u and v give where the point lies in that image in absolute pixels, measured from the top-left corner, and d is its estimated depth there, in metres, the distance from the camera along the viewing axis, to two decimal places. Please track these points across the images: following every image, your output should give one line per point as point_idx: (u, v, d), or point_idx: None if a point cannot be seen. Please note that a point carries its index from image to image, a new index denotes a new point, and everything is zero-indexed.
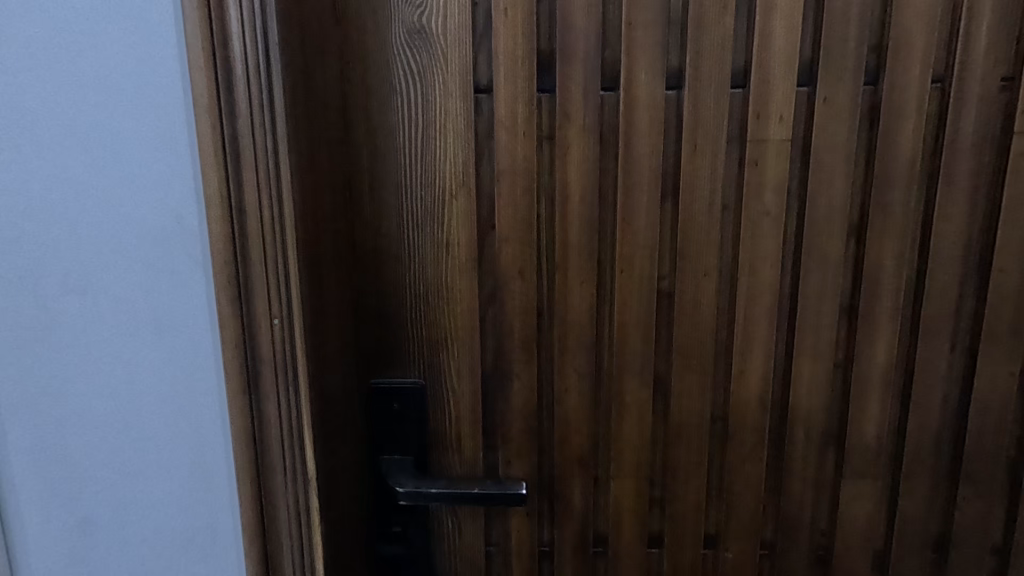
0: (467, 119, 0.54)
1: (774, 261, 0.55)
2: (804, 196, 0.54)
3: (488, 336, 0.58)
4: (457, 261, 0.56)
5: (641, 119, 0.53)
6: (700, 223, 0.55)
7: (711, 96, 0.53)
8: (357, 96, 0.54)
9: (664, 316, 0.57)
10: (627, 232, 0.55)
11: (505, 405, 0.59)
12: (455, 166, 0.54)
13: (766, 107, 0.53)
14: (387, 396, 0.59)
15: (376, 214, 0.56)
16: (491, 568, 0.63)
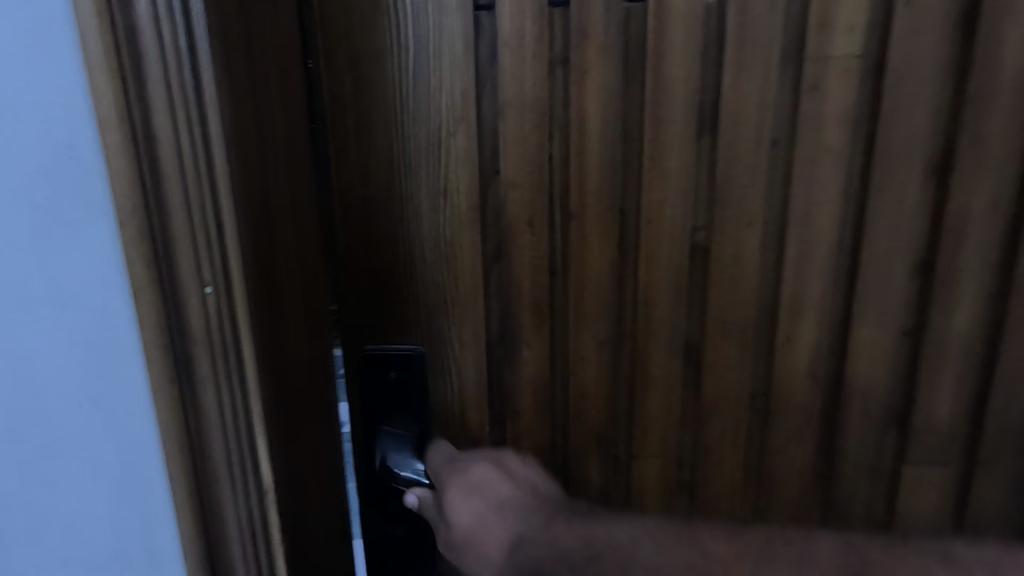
0: (466, 39, 0.45)
1: (833, 208, 0.46)
2: (875, 127, 0.45)
3: (493, 298, 0.51)
4: (458, 211, 0.49)
5: (675, 34, 0.44)
6: (744, 162, 0.46)
7: (763, 3, 0.43)
8: (335, 15, 0.46)
9: (698, 275, 0.49)
10: (656, 174, 0.47)
11: (515, 376, 0.53)
12: (453, 98, 0.46)
13: (831, 16, 0.43)
14: (382, 362, 0.53)
15: (359, 157, 0.48)
16: None
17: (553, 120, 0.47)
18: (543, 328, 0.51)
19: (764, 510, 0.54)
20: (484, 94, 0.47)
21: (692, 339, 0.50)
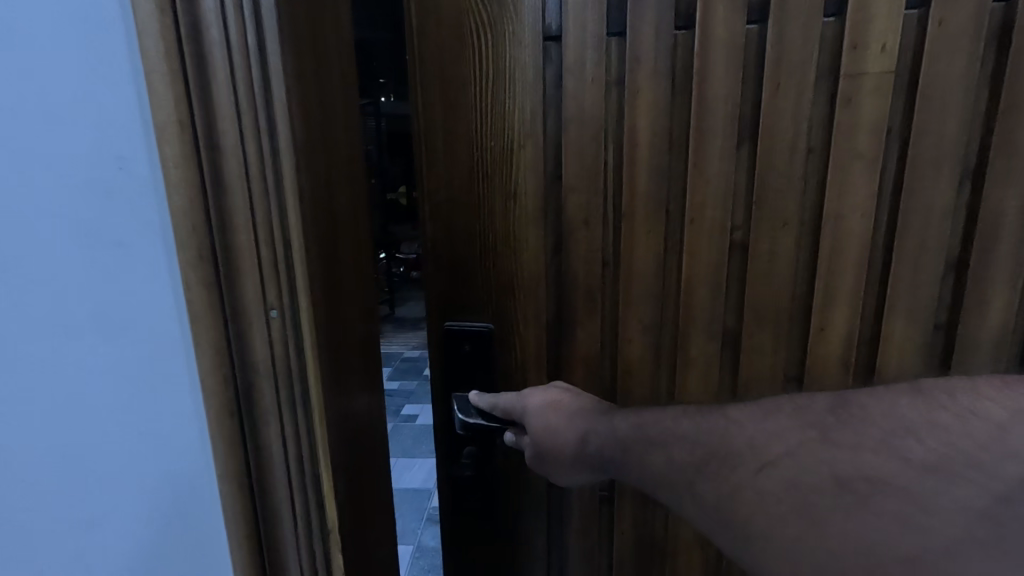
0: (536, 67, 0.54)
1: (865, 210, 0.51)
2: (908, 135, 0.49)
3: (553, 285, 0.60)
4: (525, 211, 0.58)
5: (717, 57, 0.50)
6: (780, 167, 0.52)
7: (799, 28, 0.48)
8: (430, 49, 0.56)
9: (736, 268, 0.55)
10: (699, 178, 0.54)
11: (569, 352, 0.61)
12: (523, 116, 0.56)
13: (865, 36, 0.47)
14: (458, 337, 0.63)
15: (447, 166, 0.59)
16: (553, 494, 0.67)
17: (608, 133, 0.55)
18: (595, 313, 0.59)
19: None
20: (550, 113, 0.55)
21: (730, 325, 0.57)
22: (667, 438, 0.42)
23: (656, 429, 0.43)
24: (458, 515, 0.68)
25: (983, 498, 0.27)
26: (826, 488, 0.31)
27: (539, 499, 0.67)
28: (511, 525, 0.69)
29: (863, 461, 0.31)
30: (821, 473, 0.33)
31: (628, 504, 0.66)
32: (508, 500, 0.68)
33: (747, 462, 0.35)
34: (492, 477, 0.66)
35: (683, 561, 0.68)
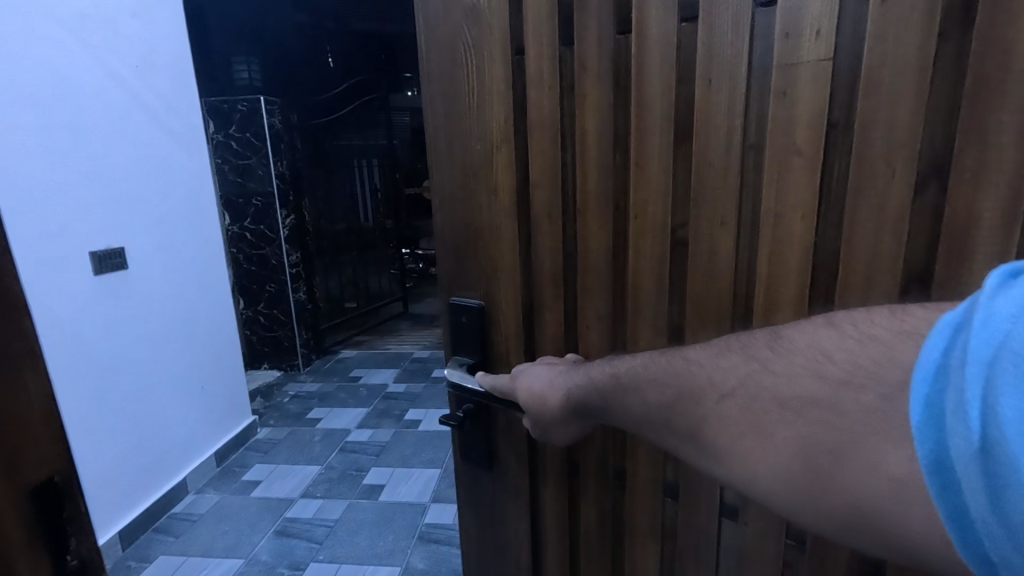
0: (507, 80, 0.62)
1: (805, 211, 0.49)
2: (850, 129, 0.47)
3: (527, 271, 0.68)
4: (503, 204, 0.66)
5: (652, 59, 0.53)
6: (716, 164, 0.52)
7: (728, 21, 0.48)
8: (431, 66, 0.66)
9: (679, 263, 0.58)
10: (641, 177, 0.57)
11: (540, 331, 0.69)
12: (501, 122, 0.63)
13: (798, 23, 0.46)
14: (457, 311, 0.73)
15: (450, 162, 0.68)
16: (534, 461, 0.82)
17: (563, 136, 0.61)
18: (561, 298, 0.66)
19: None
20: (520, 119, 0.63)
21: (679, 318, 0.59)
22: (641, 382, 0.54)
23: (629, 377, 0.55)
24: (462, 455, 0.86)
25: (875, 396, 0.36)
26: (773, 408, 0.42)
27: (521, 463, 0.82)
28: (497, 476, 0.85)
29: (796, 385, 0.42)
30: (762, 390, 0.44)
31: (594, 485, 0.78)
32: (500, 454, 0.84)
33: (707, 395, 0.48)
34: (482, 432, 0.83)
35: (639, 536, 0.76)
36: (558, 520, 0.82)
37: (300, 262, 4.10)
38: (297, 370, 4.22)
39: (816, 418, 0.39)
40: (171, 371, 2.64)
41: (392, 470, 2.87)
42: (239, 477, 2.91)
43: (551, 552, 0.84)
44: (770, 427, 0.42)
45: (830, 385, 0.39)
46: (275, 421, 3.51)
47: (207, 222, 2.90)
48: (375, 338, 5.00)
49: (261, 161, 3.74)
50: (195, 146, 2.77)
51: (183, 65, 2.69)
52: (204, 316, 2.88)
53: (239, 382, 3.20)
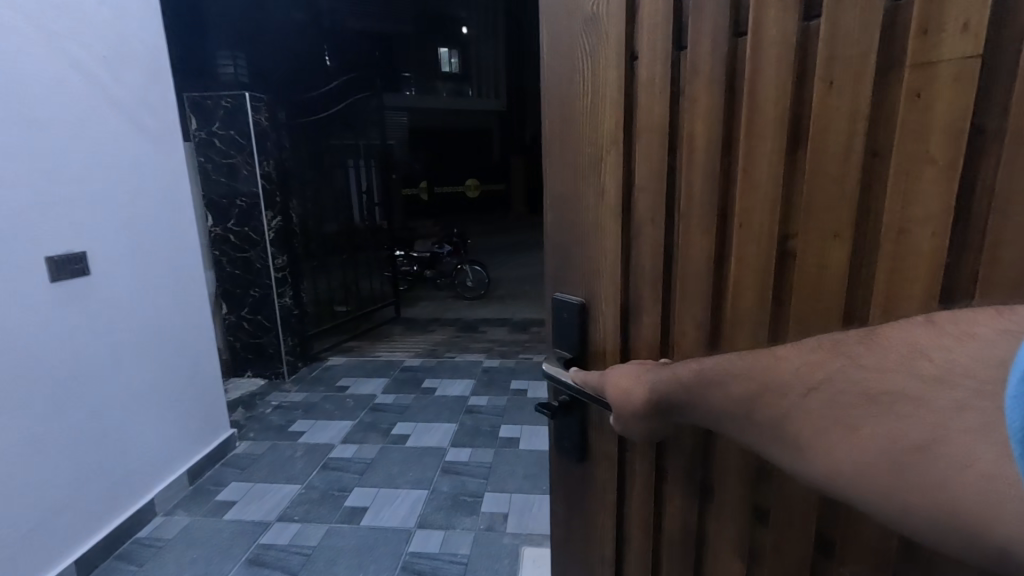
0: (618, 88, 0.78)
1: (935, 227, 0.52)
2: (989, 132, 0.48)
3: (628, 265, 0.83)
4: (608, 204, 0.83)
5: (768, 73, 0.62)
6: (831, 173, 0.58)
7: (855, 25, 0.54)
8: (555, 83, 0.87)
9: (786, 269, 0.65)
10: (749, 183, 0.66)
11: (637, 327, 0.84)
12: (612, 126, 0.80)
13: (936, 21, 0.49)
14: (561, 308, 0.94)
15: (568, 175, 0.88)
16: (623, 457, 0.95)
17: (671, 148, 0.74)
18: (658, 298, 0.80)
19: (829, 506, 0.67)
20: (629, 132, 0.79)
21: (780, 319, 0.66)
22: (721, 379, 0.65)
23: (714, 376, 0.66)
24: (558, 440, 1.07)
25: (963, 394, 0.45)
26: (859, 403, 0.52)
27: (613, 456, 0.96)
28: (582, 463, 1.02)
29: (862, 369, 0.53)
30: (848, 383, 0.53)
31: (678, 491, 0.86)
32: (589, 447, 1.00)
33: (794, 387, 0.57)
34: (575, 425, 1.01)
35: (724, 545, 0.81)
36: (646, 524, 0.93)
37: (286, 266, 4.17)
38: (281, 378, 4.22)
39: (899, 413, 0.49)
40: (142, 381, 2.49)
41: (377, 492, 2.73)
42: (212, 496, 2.72)
43: (636, 548, 0.96)
44: (855, 422, 0.52)
45: (921, 381, 0.48)
46: (254, 435, 3.35)
47: (185, 223, 2.79)
48: (366, 344, 5.29)
49: (246, 161, 3.83)
50: (166, 138, 2.64)
51: (154, 53, 2.56)
52: (174, 323, 2.70)
53: (216, 393, 3.03)
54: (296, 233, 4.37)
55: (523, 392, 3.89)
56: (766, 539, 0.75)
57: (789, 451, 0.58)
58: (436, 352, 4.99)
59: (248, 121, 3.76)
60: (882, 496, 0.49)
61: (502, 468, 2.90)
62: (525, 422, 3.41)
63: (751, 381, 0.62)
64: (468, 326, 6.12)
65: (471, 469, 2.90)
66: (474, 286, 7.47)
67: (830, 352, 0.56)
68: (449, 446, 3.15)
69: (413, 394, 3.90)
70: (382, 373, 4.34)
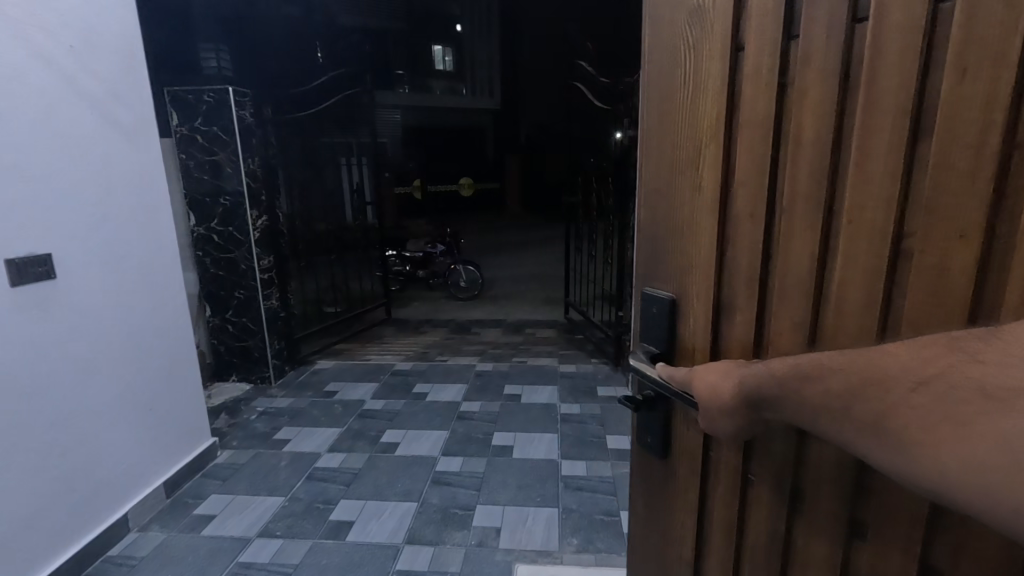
0: (721, 82, 0.84)
1: None
2: None
3: (723, 260, 0.89)
4: (705, 200, 0.90)
5: (888, 67, 0.63)
6: (960, 168, 0.58)
7: (996, 11, 0.54)
8: (660, 83, 0.96)
9: (901, 266, 0.65)
10: (862, 178, 0.67)
11: (729, 323, 0.89)
12: (711, 121, 0.86)
13: None
14: (651, 304, 1.04)
15: (665, 174, 0.97)
16: (705, 454, 1.00)
17: (774, 147, 0.78)
18: (754, 294, 0.85)
19: (934, 522, 0.66)
20: (730, 132, 0.84)
21: (889, 317, 0.67)
22: (822, 373, 0.67)
23: (811, 368, 0.69)
24: (642, 433, 1.15)
25: None
26: (972, 398, 0.53)
27: (695, 453, 1.01)
28: (664, 455, 1.09)
29: (989, 369, 0.53)
30: (965, 384, 0.54)
31: (765, 492, 0.89)
32: (672, 441, 1.07)
33: (900, 383, 0.59)
34: (659, 420, 1.09)
35: (812, 548, 0.83)
36: (727, 520, 0.97)
37: (272, 267, 4.03)
38: (267, 383, 4.08)
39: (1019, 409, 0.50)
40: (113, 392, 2.36)
41: (363, 504, 2.61)
42: (190, 510, 2.59)
43: (716, 541, 1.01)
44: (965, 419, 0.53)
45: None
46: (237, 444, 3.22)
47: (163, 224, 2.65)
48: (356, 346, 5.17)
49: (229, 158, 3.69)
50: (143, 131, 2.51)
51: (126, 43, 2.42)
52: (150, 327, 2.57)
53: (198, 398, 2.91)
54: (283, 233, 4.24)
55: (517, 397, 3.79)
56: (861, 549, 0.76)
57: (907, 457, 0.58)
58: (427, 355, 4.86)
59: (233, 117, 3.63)
60: (1004, 488, 0.50)
61: (495, 479, 2.79)
62: (519, 430, 3.29)
63: (856, 384, 0.63)
64: (461, 328, 6.00)
65: (463, 480, 2.78)
66: (468, 286, 7.36)
67: (946, 349, 0.58)
68: (441, 455, 3.03)
69: (403, 400, 3.77)
70: (372, 378, 4.21)
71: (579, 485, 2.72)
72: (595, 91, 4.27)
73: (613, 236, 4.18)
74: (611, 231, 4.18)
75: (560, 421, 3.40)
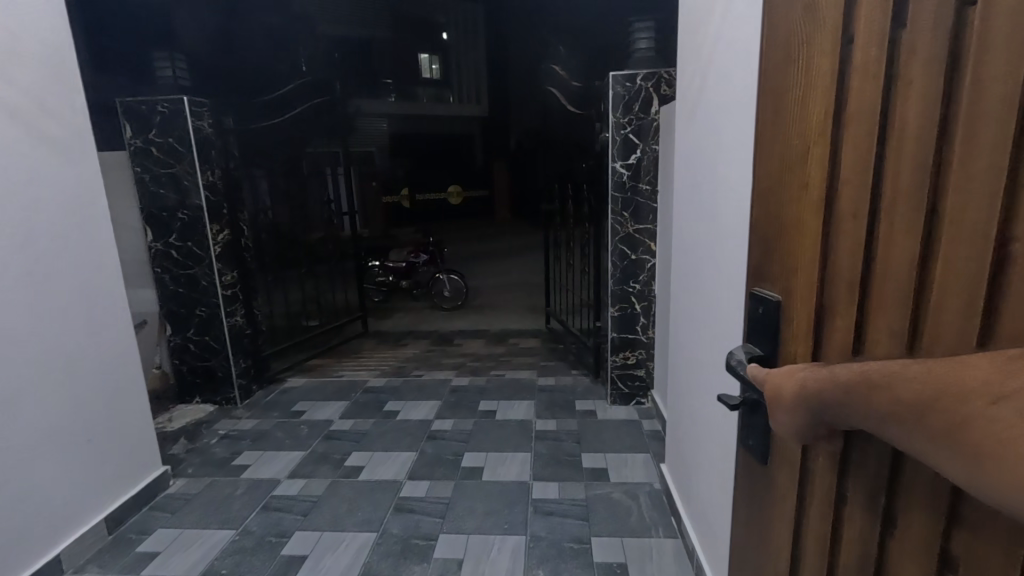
0: (834, 77, 0.74)
1: None
2: None
3: (827, 267, 0.78)
4: (811, 201, 0.80)
5: (995, 52, 0.52)
6: None
7: None
8: (776, 82, 0.88)
9: (999, 281, 0.53)
10: (962, 177, 0.56)
11: (829, 333, 0.78)
12: (822, 119, 0.76)
13: None
14: (759, 303, 0.96)
15: (780, 170, 0.89)
16: (805, 459, 0.86)
17: (880, 142, 0.67)
18: (853, 303, 0.72)
19: None
20: (839, 132, 0.74)
21: (987, 335, 0.55)
22: (890, 380, 0.60)
23: (878, 373, 0.61)
24: (745, 436, 1.05)
25: None
26: None
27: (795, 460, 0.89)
28: (764, 460, 0.99)
29: None
30: None
31: (858, 505, 0.75)
32: (773, 449, 0.96)
33: (975, 399, 0.51)
34: (760, 420, 0.99)
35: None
36: (821, 540, 0.84)
37: (237, 281, 3.89)
38: (233, 404, 3.92)
39: None
40: (46, 426, 2.19)
41: (320, 536, 2.45)
42: (132, 548, 2.42)
43: (812, 562, 0.87)
44: None
45: None
46: (192, 471, 3.05)
47: (102, 243, 2.50)
48: (330, 362, 5.01)
49: (187, 170, 3.55)
50: (74, 146, 2.36)
51: (57, 50, 2.28)
52: (85, 353, 2.39)
53: (144, 430, 2.75)
54: (248, 248, 4.06)
55: (492, 413, 3.64)
56: None
57: (972, 461, 0.51)
58: (403, 369, 4.70)
59: (189, 127, 3.48)
60: None
61: (461, 505, 2.63)
62: (490, 450, 3.14)
63: (923, 392, 0.55)
64: (442, 339, 5.85)
65: (428, 506, 2.63)
66: (451, 295, 7.22)
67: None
68: (406, 479, 2.88)
69: (372, 420, 3.61)
70: (342, 397, 4.05)
71: (549, 510, 2.57)
72: (569, 96, 4.17)
73: (589, 244, 4.06)
74: (587, 239, 4.06)
75: (533, 439, 3.26)
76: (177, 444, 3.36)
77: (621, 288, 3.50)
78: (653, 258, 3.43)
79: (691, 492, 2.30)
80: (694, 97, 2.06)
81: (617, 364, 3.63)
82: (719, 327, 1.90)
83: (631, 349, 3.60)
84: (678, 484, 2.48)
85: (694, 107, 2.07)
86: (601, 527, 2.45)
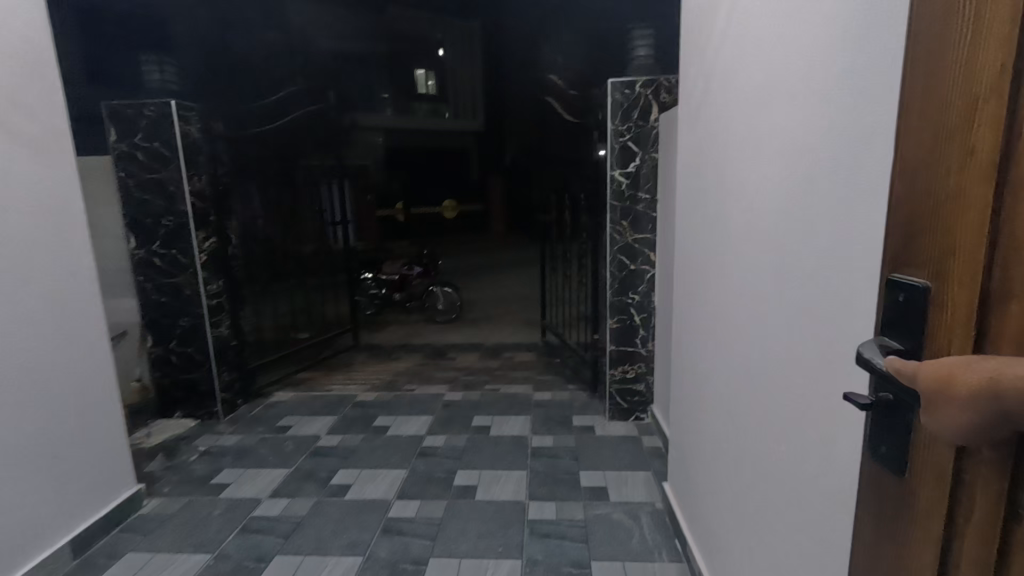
0: (1014, 16, 0.57)
1: None
2: None
3: (997, 255, 0.62)
4: (973, 172, 0.64)
5: None
6: None
7: None
8: (924, 30, 0.71)
9: None
10: None
11: (998, 334, 0.62)
12: (994, 70, 0.60)
13: None
14: (899, 289, 0.78)
15: (915, 138, 0.73)
16: (962, 467, 0.68)
17: None
18: None
19: None
20: (1021, 85, 0.58)
21: None
22: None
23: None
24: (877, 443, 0.87)
25: None
26: None
27: (943, 471, 0.72)
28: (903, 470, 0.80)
29: None
30: None
31: None
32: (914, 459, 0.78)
33: None
34: (900, 427, 0.82)
35: None
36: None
37: (223, 292, 3.75)
38: (216, 419, 3.75)
39: None
40: (9, 442, 2.05)
41: (301, 560, 2.29)
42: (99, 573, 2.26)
43: None
44: None
45: None
46: (169, 490, 2.89)
47: (78, 248, 2.39)
48: (319, 376, 4.84)
49: (173, 176, 3.44)
50: (49, 145, 2.25)
51: (34, 48, 2.19)
52: (51, 365, 2.24)
53: (116, 446, 2.59)
54: (235, 257, 3.93)
55: (486, 428, 3.51)
56: None
57: None
58: (395, 384, 4.55)
59: (175, 132, 3.38)
60: None
61: (453, 526, 2.49)
62: (484, 467, 3.00)
63: None
64: (435, 353, 5.71)
65: (417, 527, 2.49)
66: (445, 308, 7.09)
67: None
68: (395, 498, 2.73)
69: (360, 436, 3.46)
70: (330, 412, 3.89)
71: (545, 532, 2.43)
72: (565, 109, 4.14)
73: (586, 255, 3.98)
74: (585, 251, 3.97)
75: (529, 456, 3.12)
76: (154, 461, 3.20)
77: (620, 299, 3.40)
78: (652, 268, 3.35)
79: (696, 513, 2.17)
80: (698, 99, 1.98)
81: (615, 378, 3.52)
82: (727, 339, 1.79)
83: (629, 363, 3.49)
84: (682, 504, 2.35)
85: (697, 110, 1.99)
86: (601, 550, 2.31)
